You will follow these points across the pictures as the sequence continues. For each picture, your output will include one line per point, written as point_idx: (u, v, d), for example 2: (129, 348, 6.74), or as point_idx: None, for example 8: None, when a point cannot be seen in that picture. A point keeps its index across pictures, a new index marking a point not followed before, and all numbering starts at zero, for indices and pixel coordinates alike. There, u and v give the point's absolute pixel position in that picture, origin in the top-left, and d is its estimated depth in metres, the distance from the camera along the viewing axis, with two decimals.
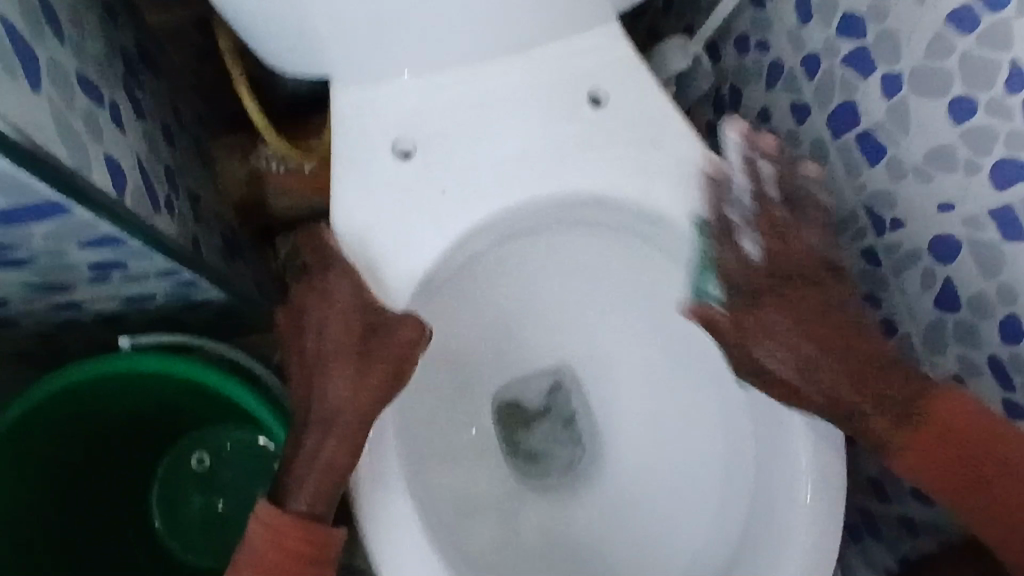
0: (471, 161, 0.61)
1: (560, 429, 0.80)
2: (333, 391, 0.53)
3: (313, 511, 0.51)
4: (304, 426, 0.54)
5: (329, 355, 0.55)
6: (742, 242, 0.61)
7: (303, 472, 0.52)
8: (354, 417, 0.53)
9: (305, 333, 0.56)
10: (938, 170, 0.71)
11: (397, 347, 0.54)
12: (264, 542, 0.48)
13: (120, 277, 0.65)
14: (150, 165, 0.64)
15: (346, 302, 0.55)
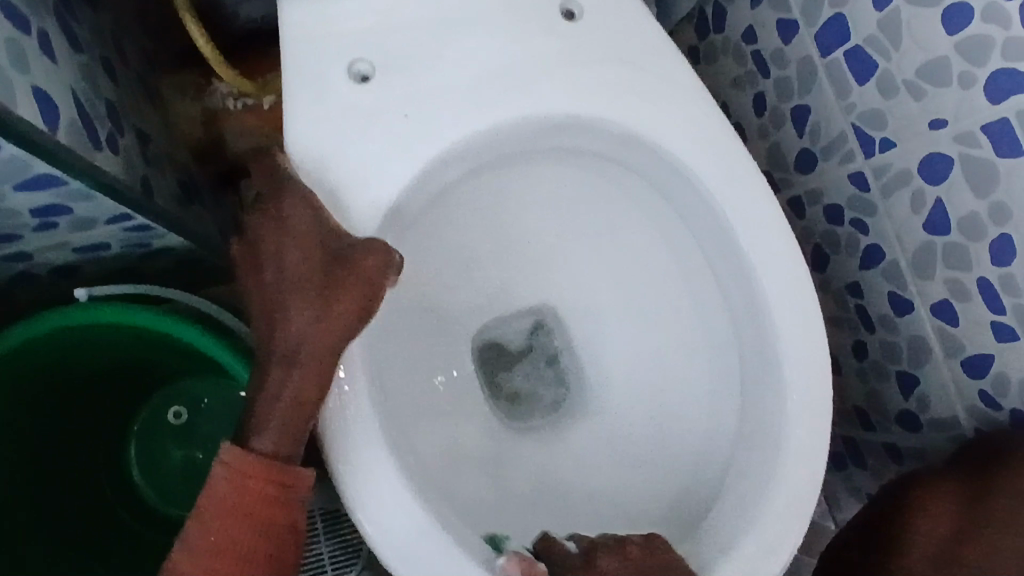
0: (437, 81, 0.56)
1: (544, 367, 0.78)
2: (295, 325, 0.49)
3: (278, 453, 0.48)
4: (265, 364, 0.50)
5: (289, 286, 0.50)
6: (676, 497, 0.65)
7: (264, 412, 0.48)
8: (318, 353, 0.49)
9: (262, 264, 0.51)
10: (930, 85, 0.68)
11: (364, 278, 0.50)
12: (225, 487, 0.45)
13: (68, 222, 0.61)
14: (89, 102, 0.60)
15: (305, 230, 0.51)
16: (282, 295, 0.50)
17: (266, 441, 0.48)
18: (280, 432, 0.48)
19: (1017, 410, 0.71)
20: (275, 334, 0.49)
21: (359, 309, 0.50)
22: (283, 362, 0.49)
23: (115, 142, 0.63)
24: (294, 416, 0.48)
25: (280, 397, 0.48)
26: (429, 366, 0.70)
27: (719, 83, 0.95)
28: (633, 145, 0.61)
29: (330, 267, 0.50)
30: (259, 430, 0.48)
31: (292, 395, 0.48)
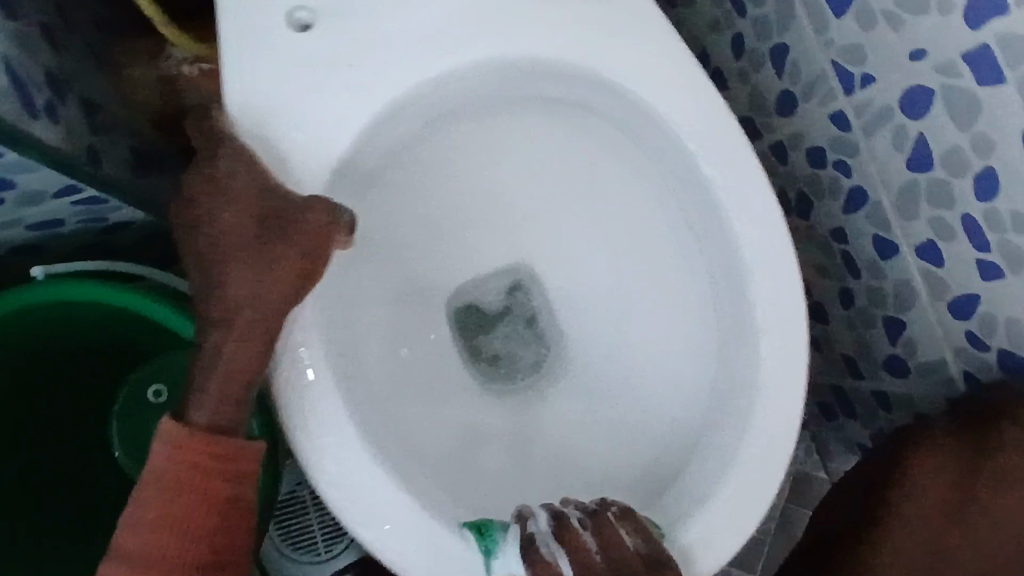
0: (382, 26, 0.53)
1: (523, 328, 0.76)
2: (232, 291, 0.48)
3: (219, 424, 0.47)
4: (206, 329, 0.49)
5: (225, 250, 0.49)
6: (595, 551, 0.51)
7: (202, 382, 0.47)
8: (259, 317, 0.48)
9: (197, 230, 0.50)
10: (910, 13, 0.64)
11: (304, 237, 0.48)
12: (165, 461, 0.45)
13: (14, 198, 0.59)
14: (23, 68, 0.57)
15: (241, 192, 0.49)
16: (219, 260, 0.49)
17: (205, 411, 0.47)
18: (220, 404, 0.47)
19: (1004, 350, 0.69)
20: (211, 302, 0.48)
21: (301, 272, 0.49)
22: (220, 330, 0.48)
23: (53, 110, 0.60)
24: (233, 386, 0.47)
25: (218, 367, 0.47)
26: (399, 330, 0.68)
27: (698, 27, 0.91)
28: (596, 88, 0.58)
29: (267, 228, 0.49)
30: (199, 399, 0.47)
31: (230, 363, 0.47)
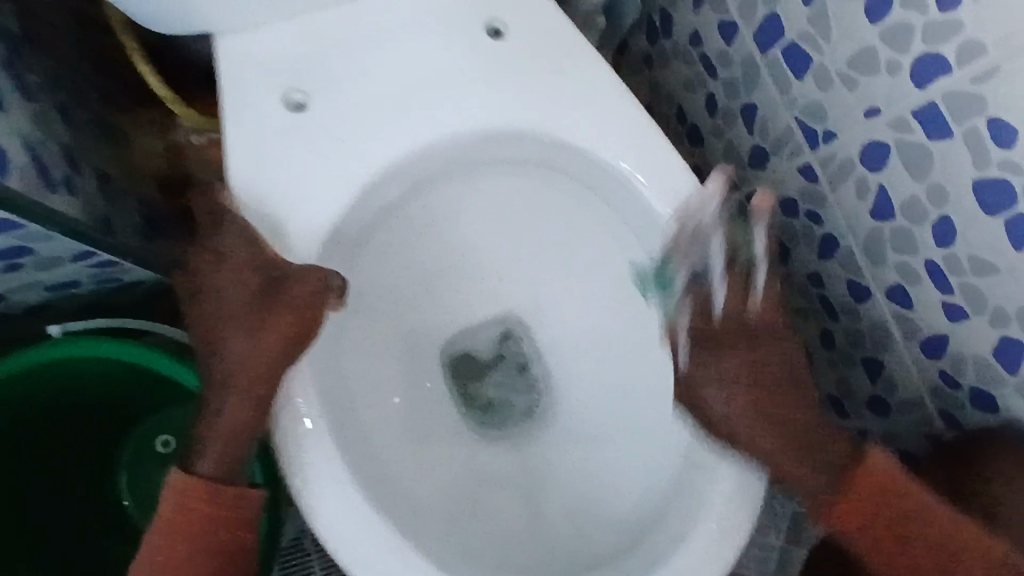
0: (369, 103, 0.58)
1: (516, 375, 0.79)
2: (234, 351, 0.54)
3: (220, 474, 0.52)
4: (211, 388, 0.55)
5: (227, 316, 0.55)
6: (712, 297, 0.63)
7: (207, 435, 0.53)
8: (256, 377, 0.54)
9: (201, 296, 0.56)
10: (863, 74, 0.69)
11: (296, 302, 0.54)
12: (168, 508, 0.49)
13: (34, 263, 0.65)
14: (42, 147, 0.61)
15: (238, 260, 0.55)
16: (222, 324, 0.55)
17: (207, 463, 0.52)
18: (221, 454, 0.52)
19: (975, 387, 0.72)
20: (215, 362, 0.55)
21: (295, 333, 0.55)
22: (222, 387, 0.54)
23: (72, 183, 0.65)
24: (233, 437, 0.53)
25: (220, 421, 0.53)
26: (391, 382, 0.71)
27: (674, 86, 0.96)
28: (570, 153, 0.63)
29: (264, 295, 0.55)
30: (202, 451, 0.52)
31: (231, 417, 0.53)
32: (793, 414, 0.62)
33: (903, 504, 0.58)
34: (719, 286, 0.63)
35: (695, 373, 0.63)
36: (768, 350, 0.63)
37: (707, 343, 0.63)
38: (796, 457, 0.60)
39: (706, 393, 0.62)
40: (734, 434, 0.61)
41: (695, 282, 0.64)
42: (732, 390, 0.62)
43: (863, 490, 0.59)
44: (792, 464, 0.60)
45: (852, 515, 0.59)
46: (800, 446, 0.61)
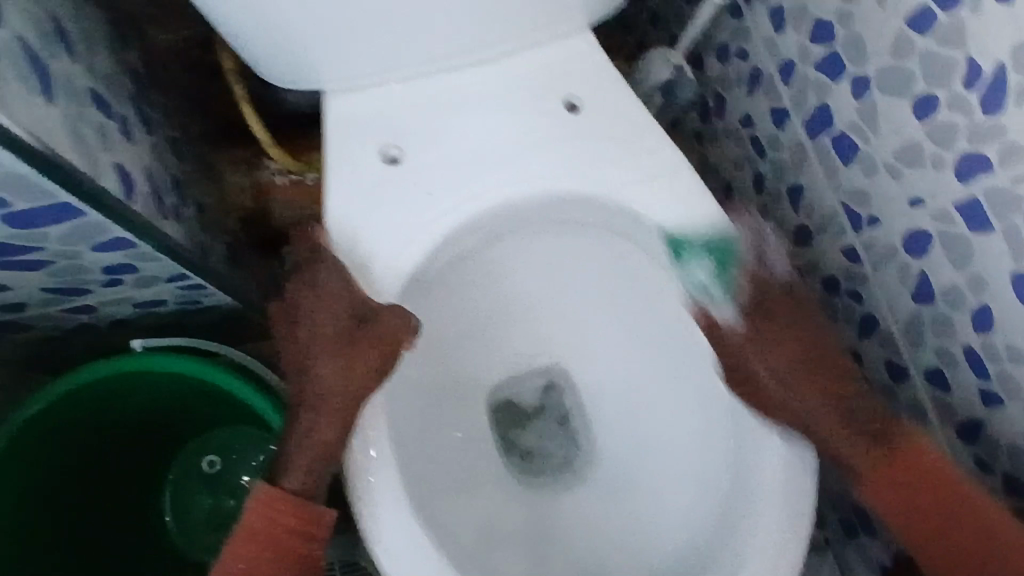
0: (455, 161, 0.64)
1: (555, 427, 0.83)
2: (325, 379, 0.60)
3: (302, 489, 0.57)
4: (298, 410, 0.60)
5: (320, 344, 0.61)
6: (770, 261, 0.68)
7: (293, 453, 0.58)
8: (343, 402, 0.59)
9: (298, 325, 0.62)
10: (908, 167, 0.74)
11: (385, 336, 0.60)
12: (257, 518, 0.55)
13: (133, 281, 0.71)
14: (160, 176, 0.67)
15: (335, 294, 0.61)
16: (315, 353, 0.61)
17: (294, 480, 0.57)
18: (305, 472, 0.57)
19: (1008, 473, 0.73)
20: (306, 387, 0.60)
21: (378, 365, 0.61)
22: (312, 411, 0.59)
23: (181, 211, 0.72)
24: (318, 457, 0.58)
25: (308, 441, 0.58)
26: (444, 420, 0.76)
27: (723, 163, 1.01)
28: (629, 219, 0.68)
29: (356, 330, 0.60)
30: (290, 470, 0.57)
31: (317, 438, 0.58)
32: (827, 380, 0.65)
33: (933, 482, 0.61)
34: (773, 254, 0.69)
35: (744, 346, 0.67)
36: (789, 311, 0.67)
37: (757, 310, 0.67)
38: (825, 392, 0.64)
39: (758, 366, 0.66)
40: (781, 394, 0.65)
41: (760, 262, 0.68)
42: (783, 375, 0.65)
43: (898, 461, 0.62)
44: (837, 432, 0.63)
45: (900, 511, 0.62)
46: (844, 408, 0.64)
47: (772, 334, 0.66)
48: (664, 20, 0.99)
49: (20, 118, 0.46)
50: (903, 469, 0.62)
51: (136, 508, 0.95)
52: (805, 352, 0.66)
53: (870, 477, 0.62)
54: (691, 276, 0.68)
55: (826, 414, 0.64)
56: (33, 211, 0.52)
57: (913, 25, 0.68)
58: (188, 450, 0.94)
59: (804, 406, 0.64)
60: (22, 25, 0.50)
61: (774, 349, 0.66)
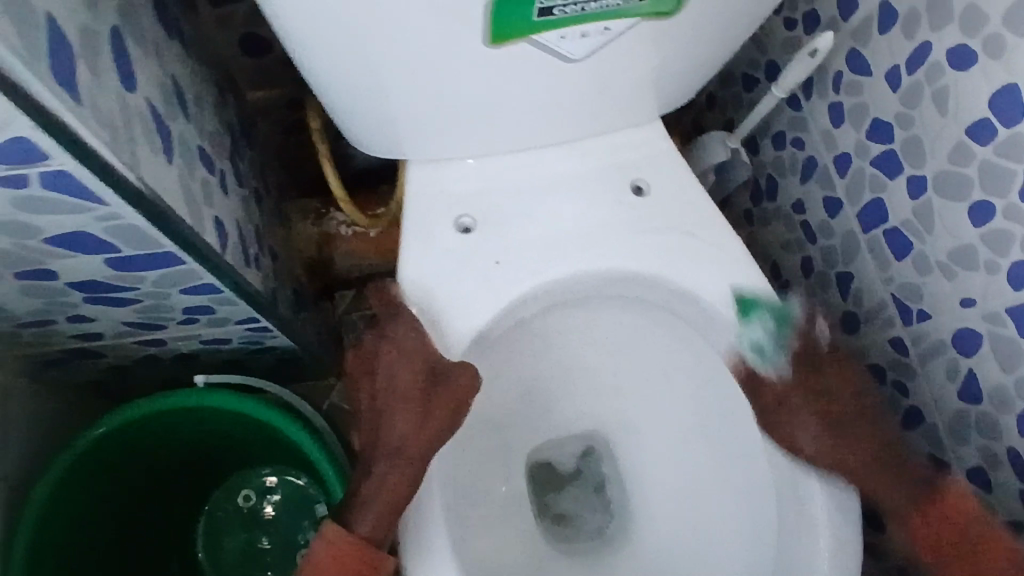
0: (523, 234, 0.70)
1: (591, 493, 0.90)
2: (401, 428, 0.64)
3: (373, 535, 0.60)
4: (372, 458, 0.64)
5: (395, 396, 0.65)
6: (817, 325, 0.72)
7: (367, 500, 0.61)
8: (415, 453, 0.63)
9: (377, 375, 0.67)
10: (961, 268, 0.75)
11: (456, 393, 0.65)
12: (326, 560, 0.58)
13: (207, 320, 0.75)
14: (246, 227, 0.71)
15: (408, 350, 0.65)
16: (392, 403, 0.65)
17: (365, 524, 0.60)
18: (377, 518, 0.61)
19: None
20: (382, 436, 0.65)
21: (449, 419, 0.66)
22: (387, 458, 0.63)
23: (261, 258, 0.76)
24: (389, 504, 0.61)
25: (381, 489, 0.61)
26: (493, 479, 0.80)
27: (771, 245, 1.03)
28: (683, 299, 0.72)
29: (430, 385, 0.65)
30: (361, 514, 0.61)
31: (389, 486, 0.62)
32: (862, 422, 0.69)
33: (937, 508, 0.66)
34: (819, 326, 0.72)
35: (788, 394, 0.70)
36: (828, 378, 0.70)
37: (801, 387, 0.70)
38: (875, 472, 0.67)
39: (801, 431, 0.69)
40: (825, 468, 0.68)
41: (806, 321, 0.71)
42: (824, 435, 0.69)
43: (943, 512, 0.65)
44: (881, 483, 0.67)
45: (915, 507, 0.66)
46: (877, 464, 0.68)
47: (817, 415, 0.69)
48: (720, 103, 1.02)
49: (149, 177, 0.47)
50: (925, 497, 0.66)
51: (172, 535, 1.00)
52: (840, 407, 0.70)
53: (915, 527, 0.66)
54: (751, 334, 0.71)
55: (875, 484, 0.67)
56: (137, 257, 0.56)
57: (972, 135, 0.69)
58: (228, 484, 1.02)
59: (841, 460, 0.68)
60: (151, 88, 0.51)
61: (828, 430, 0.69)
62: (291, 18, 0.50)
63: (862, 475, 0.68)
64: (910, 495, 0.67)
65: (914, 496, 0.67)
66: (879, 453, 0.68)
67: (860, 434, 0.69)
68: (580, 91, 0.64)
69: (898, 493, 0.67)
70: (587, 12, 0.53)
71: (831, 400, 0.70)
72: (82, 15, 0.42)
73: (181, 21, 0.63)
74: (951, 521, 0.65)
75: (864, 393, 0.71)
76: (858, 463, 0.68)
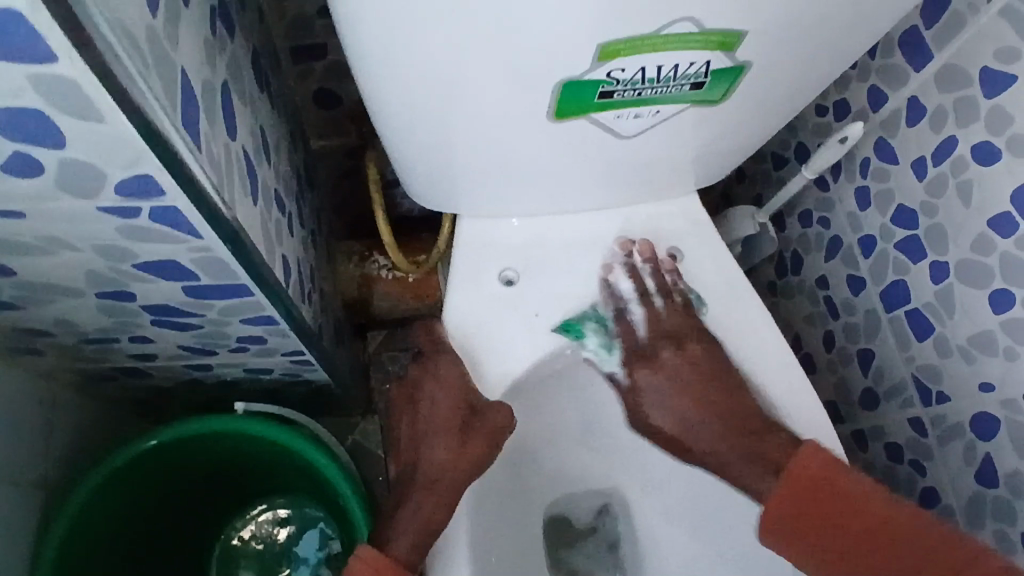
0: (560, 290, 0.75)
1: (604, 550, 0.91)
2: (438, 457, 0.71)
3: (408, 559, 0.66)
4: (412, 485, 0.70)
5: (437, 426, 0.72)
6: (613, 280, 0.75)
7: (404, 523, 0.67)
8: (452, 478, 0.70)
9: (419, 404, 0.74)
10: (981, 353, 0.77)
11: (492, 426, 0.71)
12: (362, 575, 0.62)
13: (256, 349, 0.79)
14: (304, 265, 0.77)
15: (451, 383, 0.72)
16: (432, 432, 0.72)
17: (402, 549, 0.66)
18: (414, 542, 0.66)
19: None
20: (423, 461, 0.71)
21: (484, 452, 0.72)
22: (426, 485, 0.69)
23: (313, 295, 0.81)
24: (425, 530, 0.67)
25: (418, 513, 0.68)
26: (511, 528, 0.82)
27: (793, 317, 1.06)
28: None
29: (467, 419, 0.71)
30: (400, 540, 0.66)
31: (425, 514, 0.68)
32: (716, 421, 0.72)
33: (841, 500, 0.64)
34: (630, 298, 0.75)
35: (639, 396, 0.75)
36: (689, 343, 0.73)
37: (641, 361, 0.74)
38: (745, 466, 0.71)
39: (650, 417, 0.75)
40: (689, 442, 0.74)
41: (620, 314, 0.75)
42: (675, 410, 0.74)
43: (802, 489, 0.65)
44: (735, 473, 0.72)
45: (806, 537, 0.65)
46: (727, 420, 0.72)
47: (658, 370, 0.74)
48: (750, 178, 1.07)
49: (239, 214, 0.52)
50: (812, 490, 0.65)
51: (191, 558, 1.03)
52: (706, 394, 0.73)
53: (773, 494, 0.67)
54: (586, 344, 0.74)
55: (740, 480, 0.71)
56: (212, 287, 0.61)
57: (995, 228, 0.72)
58: (247, 511, 1.07)
59: (709, 453, 0.73)
60: (246, 134, 0.57)
61: (676, 403, 0.74)
62: (379, 81, 0.56)
63: (723, 458, 0.72)
64: (764, 468, 0.69)
65: (803, 506, 0.65)
66: (731, 419, 0.72)
67: (698, 384, 0.73)
68: (627, 163, 0.69)
69: (809, 526, 0.65)
70: (644, 97, 0.59)
71: (661, 351, 0.73)
72: (205, 71, 0.48)
73: (270, 75, 0.70)
74: (845, 532, 0.64)
75: (705, 371, 0.73)
76: (706, 436, 0.73)
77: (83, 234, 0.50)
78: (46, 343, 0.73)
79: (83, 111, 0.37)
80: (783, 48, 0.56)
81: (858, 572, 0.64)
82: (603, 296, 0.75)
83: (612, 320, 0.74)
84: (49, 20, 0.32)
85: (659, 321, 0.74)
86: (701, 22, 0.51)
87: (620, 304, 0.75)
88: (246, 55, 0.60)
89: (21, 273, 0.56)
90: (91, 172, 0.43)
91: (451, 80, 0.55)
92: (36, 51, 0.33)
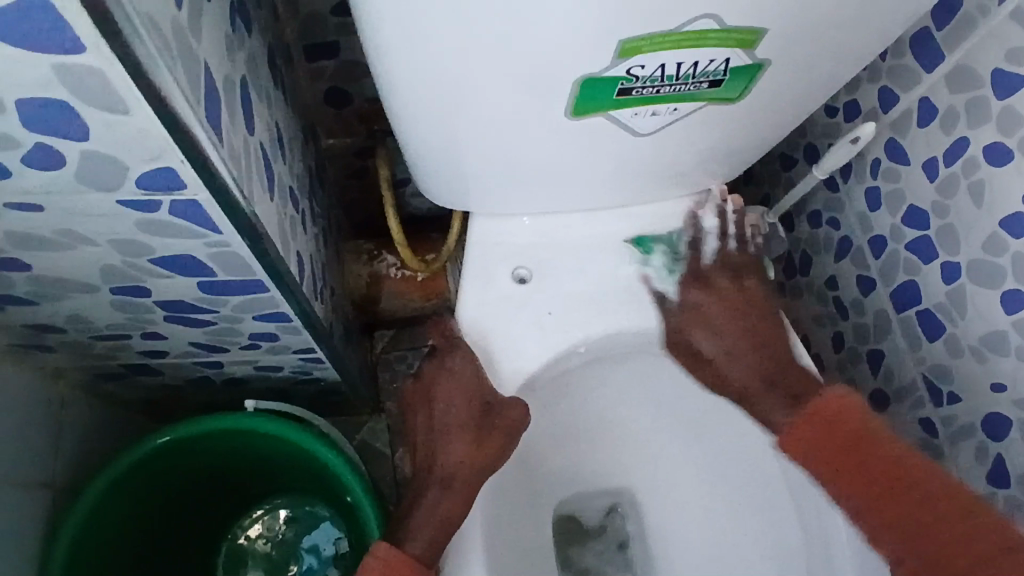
0: (573, 288, 0.75)
1: (614, 550, 0.93)
2: (455, 455, 0.71)
3: (424, 556, 0.67)
4: (428, 484, 0.71)
5: (452, 425, 0.72)
6: (702, 214, 0.77)
7: (421, 522, 0.68)
8: (468, 476, 0.71)
9: (435, 402, 0.74)
10: (993, 353, 0.77)
11: (507, 424, 0.71)
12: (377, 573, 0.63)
13: (267, 347, 0.79)
14: (316, 263, 0.77)
15: (466, 382, 0.72)
16: (447, 431, 0.72)
17: (417, 546, 0.67)
18: (430, 541, 0.67)
19: None
20: (439, 460, 0.72)
21: (499, 449, 0.72)
22: (441, 484, 0.70)
23: (324, 292, 0.81)
24: (442, 527, 0.68)
25: (434, 512, 0.68)
26: (522, 528, 0.82)
27: (802, 318, 1.06)
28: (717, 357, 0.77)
29: (483, 416, 0.72)
30: (415, 538, 0.67)
31: (442, 512, 0.68)
32: (757, 352, 0.75)
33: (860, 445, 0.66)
34: (711, 230, 0.77)
35: (685, 315, 0.76)
36: (747, 282, 0.78)
37: (697, 284, 0.77)
38: (772, 394, 0.74)
39: (695, 337, 0.76)
40: (722, 366, 0.77)
41: (696, 243, 0.77)
42: (720, 337, 0.76)
43: (824, 426, 0.67)
44: (761, 402, 0.74)
45: (824, 470, 0.67)
46: (768, 353, 0.75)
47: (715, 297, 0.77)
48: (759, 179, 1.08)
49: (256, 209, 0.52)
50: (830, 430, 0.67)
51: (198, 557, 1.02)
52: (753, 330, 0.76)
53: (796, 420, 0.69)
54: (649, 262, 0.76)
55: (761, 407, 0.74)
56: (227, 283, 0.60)
57: (1007, 227, 0.72)
58: (255, 510, 1.07)
59: (739, 377, 0.76)
60: (262, 131, 0.57)
61: (723, 331, 0.76)
62: (395, 78, 0.56)
63: (750, 381, 0.75)
64: (785, 401, 0.72)
65: (825, 441, 0.67)
66: (774, 357, 0.75)
67: (751, 316, 0.76)
68: (641, 161, 0.69)
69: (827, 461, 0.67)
70: (662, 94, 0.59)
71: (719, 280, 0.77)
72: (224, 66, 0.48)
73: (283, 72, 0.70)
74: (863, 477, 0.66)
75: (756, 304, 0.77)
76: (743, 356, 0.76)
77: (101, 229, 0.50)
78: (57, 339, 0.73)
79: (106, 103, 0.37)
80: (799, 46, 0.57)
81: (873, 514, 0.65)
82: (685, 222, 0.77)
83: (686, 246, 0.77)
84: (75, 11, 0.32)
85: (733, 259, 0.78)
86: (720, 20, 0.51)
87: (709, 233, 0.77)
88: (261, 52, 0.60)
89: (36, 268, 0.56)
90: (112, 166, 0.43)
91: (469, 77, 0.55)
92: (62, 42, 0.33)
